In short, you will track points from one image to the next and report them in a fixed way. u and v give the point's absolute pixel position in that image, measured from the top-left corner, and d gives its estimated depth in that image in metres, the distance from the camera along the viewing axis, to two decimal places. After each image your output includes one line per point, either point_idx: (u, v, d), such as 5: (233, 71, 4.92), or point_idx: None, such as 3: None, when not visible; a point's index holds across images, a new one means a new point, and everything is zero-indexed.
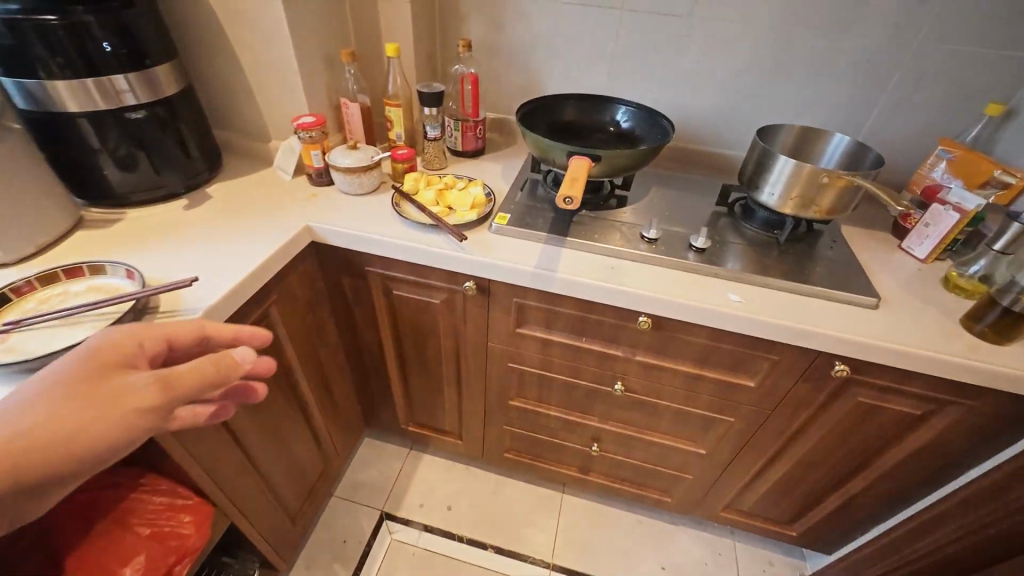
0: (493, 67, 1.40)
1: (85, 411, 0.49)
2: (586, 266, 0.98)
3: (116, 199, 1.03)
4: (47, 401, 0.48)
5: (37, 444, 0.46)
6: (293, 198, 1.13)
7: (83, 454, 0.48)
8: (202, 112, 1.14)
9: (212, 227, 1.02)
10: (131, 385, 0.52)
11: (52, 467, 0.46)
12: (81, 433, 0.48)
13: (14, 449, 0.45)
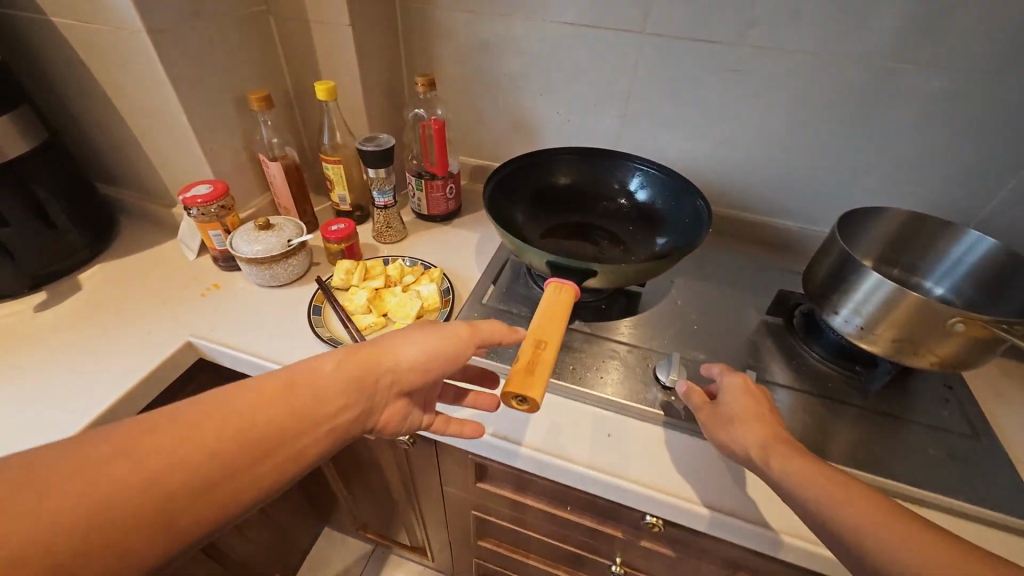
0: (474, 103, 1.07)
1: (250, 411, 0.43)
2: (553, 429, 0.67)
3: None
4: (160, 429, 0.40)
5: (124, 482, 0.37)
6: (189, 289, 0.85)
7: (243, 453, 0.42)
8: (77, 170, 0.87)
9: (61, 342, 0.74)
10: (294, 378, 0.47)
11: (277, 422, 0.44)
12: (217, 441, 0.41)
13: (255, 412, 0.43)
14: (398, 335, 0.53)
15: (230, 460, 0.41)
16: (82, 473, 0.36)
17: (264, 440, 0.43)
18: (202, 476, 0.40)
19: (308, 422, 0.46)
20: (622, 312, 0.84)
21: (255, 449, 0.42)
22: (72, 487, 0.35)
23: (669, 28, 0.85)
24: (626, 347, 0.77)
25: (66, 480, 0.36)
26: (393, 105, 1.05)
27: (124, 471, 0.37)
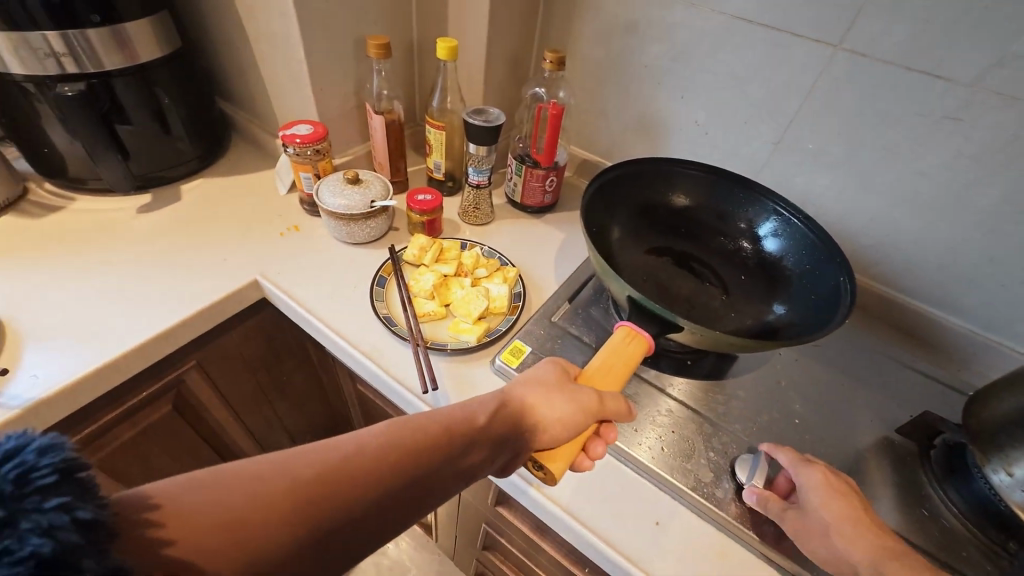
0: (602, 90, 0.95)
1: (413, 448, 0.39)
2: (590, 492, 0.58)
3: (73, 181, 0.83)
4: (324, 448, 0.37)
5: (300, 500, 0.33)
6: (272, 223, 0.85)
7: (408, 484, 0.38)
8: (199, 82, 0.88)
9: (148, 249, 0.77)
10: (451, 412, 0.43)
11: (400, 457, 0.38)
12: (384, 469, 0.37)
13: (370, 445, 0.38)
14: (545, 386, 0.50)
15: (391, 489, 0.37)
16: (257, 487, 0.33)
17: (426, 474, 0.39)
18: (365, 501, 0.36)
19: (465, 463, 0.42)
20: (709, 374, 0.71)
21: (418, 481, 0.39)
22: (250, 501, 0.32)
23: (874, 46, 0.66)
24: (701, 420, 0.65)
25: (239, 496, 0.32)
26: (513, 75, 0.96)
27: (296, 489, 0.34)
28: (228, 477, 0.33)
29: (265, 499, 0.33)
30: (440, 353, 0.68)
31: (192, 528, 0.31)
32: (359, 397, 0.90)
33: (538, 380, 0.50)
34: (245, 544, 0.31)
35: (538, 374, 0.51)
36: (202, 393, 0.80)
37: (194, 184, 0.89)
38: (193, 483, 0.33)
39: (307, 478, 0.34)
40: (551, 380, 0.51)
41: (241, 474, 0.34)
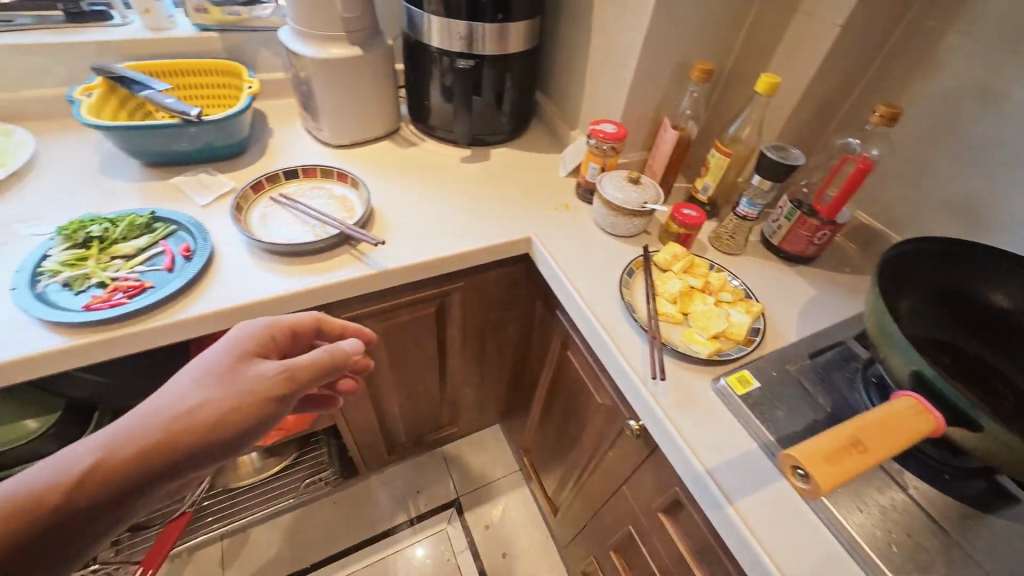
0: (920, 158, 0.86)
1: (167, 433, 0.45)
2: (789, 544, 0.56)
3: (427, 128, 1.12)
4: (169, 407, 0.47)
5: (82, 488, 0.41)
6: (549, 198, 1.00)
7: (199, 432, 0.46)
8: (533, 75, 1.09)
9: (462, 190, 0.99)
10: (215, 407, 0.48)
11: (169, 441, 0.45)
12: (183, 435, 0.45)
13: (166, 413, 0.46)
14: (272, 373, 0.52)
15: (185, 446, 0.45)
16: (62, 480, 0.41)
17: (212, 421, 0.47)
18: (144, 470, 0.43)
19: (238, 424, 0.48)
20: (975, 501, 0.60)
21: (210, 415, 0.47)
22: (42, 488, 0.40)
23: None
24: (950, 542, 0.56)
25: (44, 485, 0.40)
26: (816, 124, 0.93)
27: (168, 432, 0.45)
28: (37, 467, 0.41)
29: (40, 493, 0.40)
30: (669, 352, 0.72)
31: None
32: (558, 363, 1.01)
33: (255, 369, 0.52)
34: (40, 515, 0.39)
35: (270, 355, 0.55)
36: (454, 309, 1.01)
37: (500, 150, 1.11)
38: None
39: (110, 432, 0.44)
40: (271, 371, 0.52)
41: (63, 454, 0.42)
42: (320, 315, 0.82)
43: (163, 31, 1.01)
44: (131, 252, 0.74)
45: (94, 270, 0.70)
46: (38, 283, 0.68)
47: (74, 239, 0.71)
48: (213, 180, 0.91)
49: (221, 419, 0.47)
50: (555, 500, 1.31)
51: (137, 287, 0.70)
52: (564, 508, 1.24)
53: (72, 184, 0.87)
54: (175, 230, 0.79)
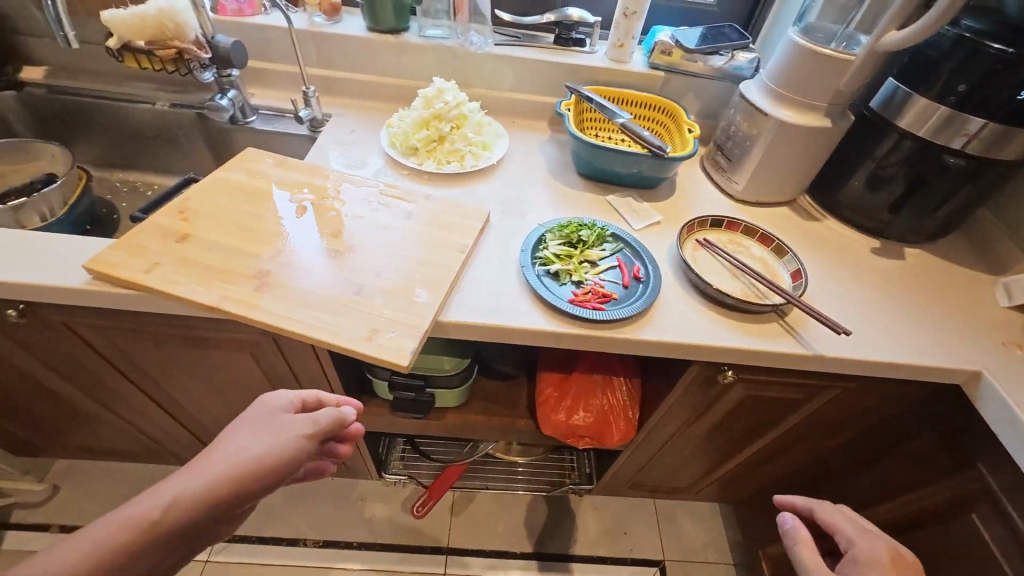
0: None
1: (249, 461, 0.56)
2: None
3: (833, 205, 1.05)
4: (238, 446, 0.57)
5: (210, 499, 0.53)
6: (996, 330, 0.85)
7: (263, 466, 0.57)
8: (1002, 184, 0.94)
9: (882, 289, 0.90)
10: (280, 445, 0.59)
11: (262, 458, 0.57)
12: (238, 467, 0.55)
13: (259, 447, 0.58)
14: (294, 405, 0.66)
15: (244, 475, 0.55)
16: (211, 473, 0.54)
17: (276, 455, 0.58)
18: (237, 477, 0.55)
19: (282, 462, 0.58)
20: None
21: (277, 462, 0.58)
22: (206, 478, 0.53)
23: None
24: None
25: (196, 487, 0.53)
26: None
27: (235, 466, 0.55)
28: (156, 493, 0.51)
29: (211, 492, 0.53)
30: None
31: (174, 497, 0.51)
32: (928, 513, 0.87)
33: (286, 404, 0.66)
34: (182, 517, 0.51)
35: (300, 397, 0.68)
36: (821, 403, 0.93)
37: (920, 253, 0.98)
38: (144, 499, 0.50)
39: (215, 471, 0.54)
40: (293, 403, 0.67)
41: (166, 481, 0.52)
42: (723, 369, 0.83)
43: (622, 63, 1.12)
44: (596, 261, 0.83)
45: (574, 268, 0.81)
46: (535, 266, 0.81)
47: (564, 237, 0.83)
48: (639, 208, 0.98)
49: (276, 447, 0.58)
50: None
51: (606, 296, 0.78)
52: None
53: (531, 179, 1.02)
54: (626, 250, 0.87)
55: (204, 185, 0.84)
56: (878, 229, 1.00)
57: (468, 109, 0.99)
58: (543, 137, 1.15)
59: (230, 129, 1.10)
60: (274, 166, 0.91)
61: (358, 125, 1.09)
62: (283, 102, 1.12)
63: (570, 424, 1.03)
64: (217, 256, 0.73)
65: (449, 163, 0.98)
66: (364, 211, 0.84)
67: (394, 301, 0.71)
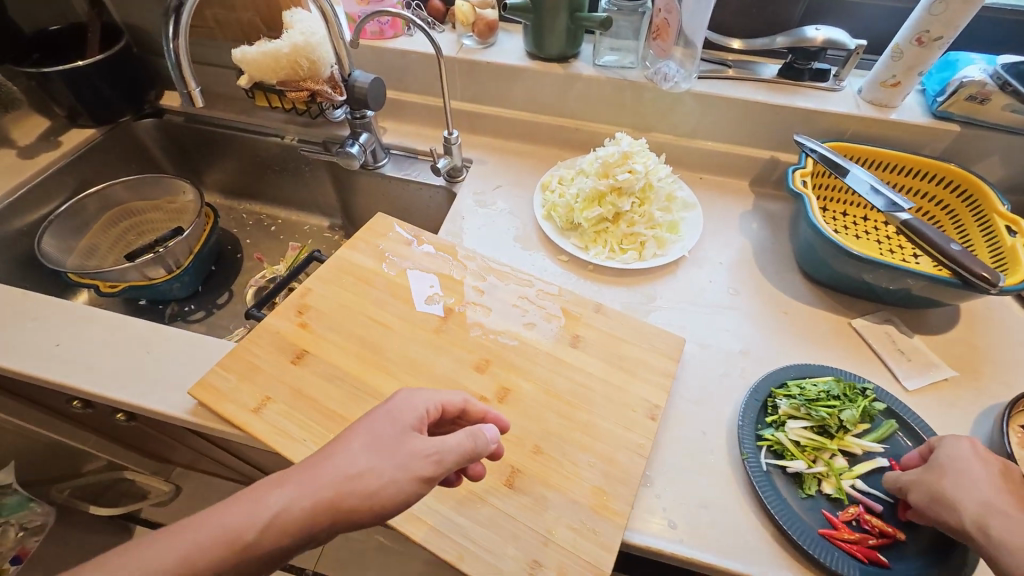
0: None
1: (356, 494, 0.39)
2: None
3: None
4: (337, 468, 0.40)
5: (294, 533, 0.38)
6: None
7: (362, 503, 0.39)
8: None
9: None
10: (385, 481, 0.40)
11: (370, 494, 0.39)
12: (339, 503, 0.39)
13: (371, 474, 0.40)
14: (424, 416, 0.44)
15: (347, 515, 0.39)
16: (310, 504, 0.38)
17: (378, 493, 0.40)
18: (335, 517, 0.39)
19: (377, 503, 0.40)
20: None
21: (388, 503, 0.40)
22: (305, 511, 0.38)
23: None
24: None
25: (292, 520, 0.38)
26: None
27: (334, 496, 0.39)
28: (254, 505, 0.38)
29: (308, 526, 0.38)
30: None
31: (266, 528, 0.38)
32: None
33: (420, 412, 0.44)
34: (276, 543, 0.38)
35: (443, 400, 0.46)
36: None
37: None
38: (227, 507, 0.38)
39: (314, 495, 0.39)
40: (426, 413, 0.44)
41: (257, 490, 0.39)
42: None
43: (884, 109, 0.77)
44: (854, 455, 0.54)
45: (826, 471, 0.52)
46: (763, 459, 0.53)
47: (813, 415, 0.54)
48: (909, 346, 0.65)
49: (392, 481, 0.40)
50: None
51: (885, 531, 0.49)
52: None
53: (733, 279, 0.74)
54: (904, 430, 0.55)
55: (327, 272, 0.69)
56: None
57: (659, 178, 0.73)
58: (745, 207, 0.84)
59: (358, 173, 0.95)
60: (406, 244, 0.74)
61: (503, 179, 0.88)
62: (419, 142, 0.94)
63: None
64: (334, 392, 0.57)
65: (623, 250, 0.74)
66: (514, 329, 0.64)
67: (559, 508, 0.49)
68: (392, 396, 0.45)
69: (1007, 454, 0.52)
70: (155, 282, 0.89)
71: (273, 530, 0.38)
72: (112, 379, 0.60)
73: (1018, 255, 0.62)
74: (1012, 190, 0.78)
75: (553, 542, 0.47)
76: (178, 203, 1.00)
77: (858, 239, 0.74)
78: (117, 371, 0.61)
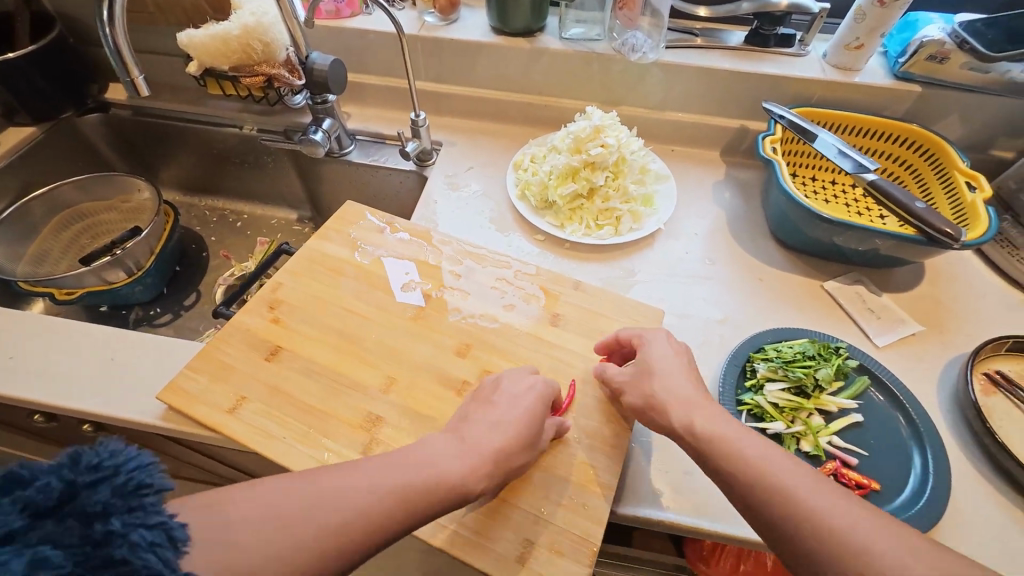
0: None
1: (507, 459, 0.45)
2: None
3: None
4: (484, 435, 0.45)
5: (415, 505, 0.40)
6: None
7: (509, 467, 0.45)
8: None
9: None
10: (528, 447, 0.47)
11: (522, 459, 0.46)
12: (500, 466, 0.45)
13: (518, 439, 0.46)
14: (526, 397, 0.49)
15: (501, 477, 0.45)
16: (479, 464, 0.43)
17: (519, 458, 0.46)
18: (490, 479, 0.44)
19: (493, 472, 0.44)
20: None
21: (524, 467, 0.46)
22: (467, 472, 0.43)
23: None
24: None
25: (459, 480, 0.42)
26: None
27: (494, 458, 0.44)
28: (420, 463, 0.42)
29: (472, 486, 0.43)
30: None
31: (440, 486, 0.41)
32: None
33: (523, 394, 0.49)
34: (443, 503, 0.41)
35: (538, 383, 0.51)
36: None
37: None
38: (347, 484, 0.39)
39: (476, 456, 0.44)
40: (530, 394, 0.49)
41: (374, 465, 0.41)
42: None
43: (848, 72, 0.77)
44: (830, 412, 0.56)
45: (804, 430, 0.54)
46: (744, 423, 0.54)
47: (790, 376, 0.55)
48: (879, 305, 0.67)
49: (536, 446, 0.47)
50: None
51: (862, 484, 0.50)
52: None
53: (708, 250, 0.74)
54: (875, 385, 0.57)
55: (297, 265, 0.67)
56: None
57: (632, 151, 0.72)
58: (718, 177, 0.84)
59: (323, 161, 0.91)
60: (378, 232, 0.72)
61: (474, 160, 0.86)
62: (385, 126, 0.91)
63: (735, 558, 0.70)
64: (312, 387, 0.55)
65: (599, 226, 0.73)
66: (493, 311, 0.63)
67: (547, 486, 0.49)
68: (508, 377, 0.51)
69: (971, 401, 0.54)
70: (115, 286, 0.85)
71: (445, 486, 0.41)
72: (73, 389, 0.57)
73: (978, 210, 0.64)
74: (969, 148, 0.80)
75: (543, 520, 0.47)
76: (134, 202, 0.95)
77: (827, 203, 0.75)
78: (79, 381, 0.58)
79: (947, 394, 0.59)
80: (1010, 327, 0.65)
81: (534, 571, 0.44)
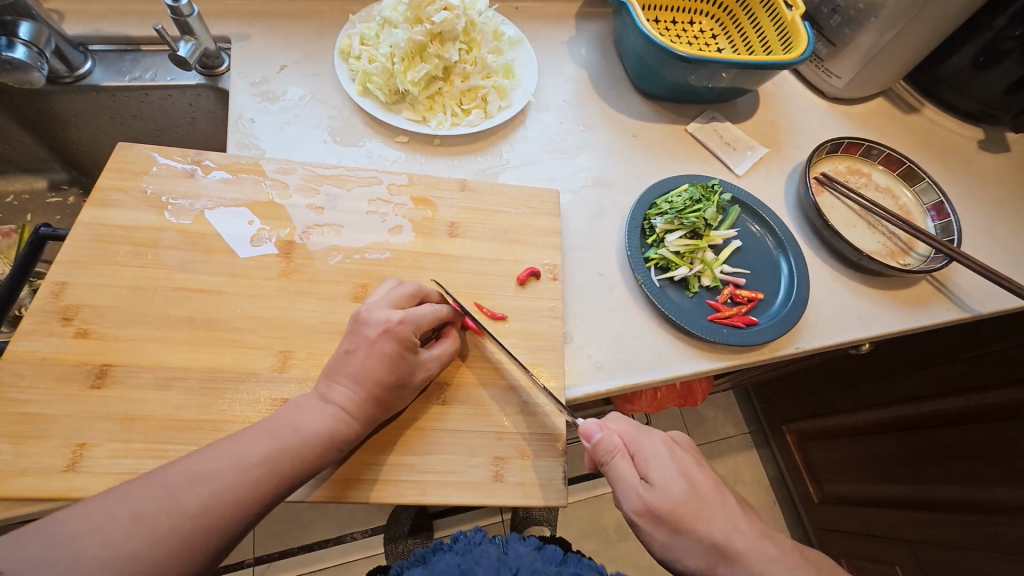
0: None
1: (375, 400, 0.42)
2: None
3: (937, 96, 0.82)
4: (342, 393, 0.41)
5: (284, 474, 0.38)
6: None
7: (384, 403, 0.42)
8: None
9: (996, 202, 0.76)
10: (397, 378, 0.42)
11: (396, 393, 0.43)
12: (371, 410, 0.42)
13: (383, 377, 0.42)
14: (382, 339, 0.42)
15: (377, 415, 0.42)
16: (344, 424, 0.41)
17: (394, 391, 0.42)
18: (369, 424, 0.42)
19: (370, 419, 0.42)
20: None
21: (403, 393, 0.43)
22: (332, 433, 0.40)
23: None
24: None
25: (326, 439, 0.40)
26: None
27: (360, 404, 0.41)
28: (269, 439, 0.38)
29: (347, 439, 0.41)
30: None
31: (306, 451, 0.39)
32: (989, 409, 0.73)
33: (376, 337, 0.42)
34: (320, 460, 0.40)
35: (392, 318, 0.43)
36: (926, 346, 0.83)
37: None
38: (202, 469, 0.36)
39: (338, 413, 0.41)
40: (384, 335, 0.43)
41: (237, 441, 0.38)
42: (859, 347, 0.67)
43: None
44: (718, 246, 0.61)
45: (703, 268, 0.59)
46: (655, 277, 0.58)
47: (685, 223, 0.58)
48: (735, 135, 0.72)
49: (414, 377, 0.43)
50: (824, 485, 1.02)
51: (752, 300, 0.58)
52: (824, 510, 1.02)
53: (580, 115, 0.70)
54: (744, 210, 0.63)
55: (79, 251, 0.47)
56: (987, 121, 0.81)
57: (479, 12, 0.62)
58: (570, 32, 0.77)
59: (47, 93, 0.62)
60: (186, 177, 0.53)
61: (285, 55, 0.66)
62: (132, 25, 0.64)
63: (653, 394, 0.73)
64: (180, 399, 0.42)
65: (466, 111, 0.64)
66: (378, 239, 0.53)
67: (499, 400, 0.47)
68: (359, 314, 0.44)
69: (811, 203, 0.64)
70: None
71: (311, 448, 0.39)
72: None
73: (797, 26, 0.68)
74: None
75: (506, 433, 0.46)
76: None
77: (676, 41, 0.75)
78: None
79: (793, 203, 0.69)
80: (824, 135, 0.76)
81: (514, 482, 0.44)
